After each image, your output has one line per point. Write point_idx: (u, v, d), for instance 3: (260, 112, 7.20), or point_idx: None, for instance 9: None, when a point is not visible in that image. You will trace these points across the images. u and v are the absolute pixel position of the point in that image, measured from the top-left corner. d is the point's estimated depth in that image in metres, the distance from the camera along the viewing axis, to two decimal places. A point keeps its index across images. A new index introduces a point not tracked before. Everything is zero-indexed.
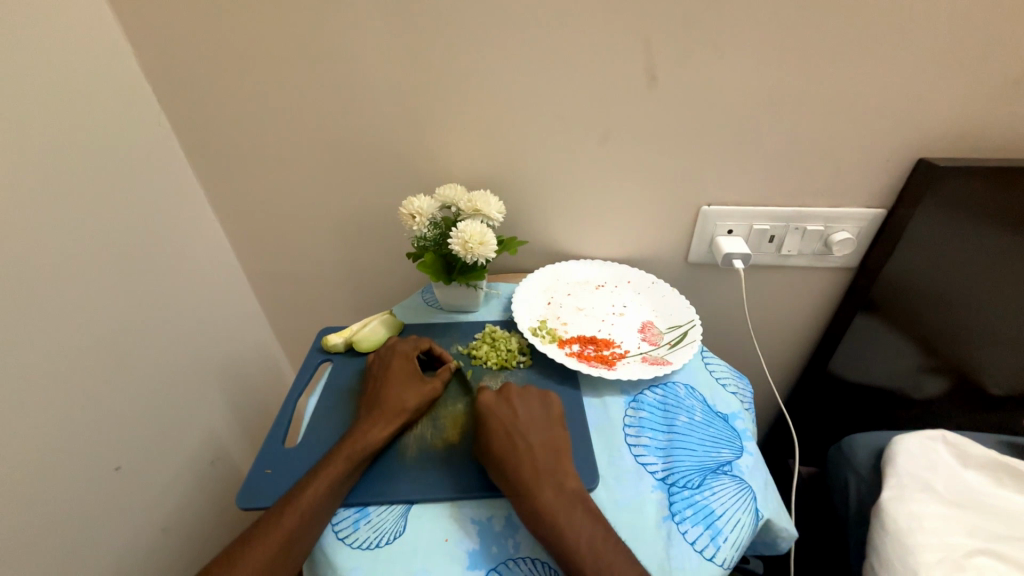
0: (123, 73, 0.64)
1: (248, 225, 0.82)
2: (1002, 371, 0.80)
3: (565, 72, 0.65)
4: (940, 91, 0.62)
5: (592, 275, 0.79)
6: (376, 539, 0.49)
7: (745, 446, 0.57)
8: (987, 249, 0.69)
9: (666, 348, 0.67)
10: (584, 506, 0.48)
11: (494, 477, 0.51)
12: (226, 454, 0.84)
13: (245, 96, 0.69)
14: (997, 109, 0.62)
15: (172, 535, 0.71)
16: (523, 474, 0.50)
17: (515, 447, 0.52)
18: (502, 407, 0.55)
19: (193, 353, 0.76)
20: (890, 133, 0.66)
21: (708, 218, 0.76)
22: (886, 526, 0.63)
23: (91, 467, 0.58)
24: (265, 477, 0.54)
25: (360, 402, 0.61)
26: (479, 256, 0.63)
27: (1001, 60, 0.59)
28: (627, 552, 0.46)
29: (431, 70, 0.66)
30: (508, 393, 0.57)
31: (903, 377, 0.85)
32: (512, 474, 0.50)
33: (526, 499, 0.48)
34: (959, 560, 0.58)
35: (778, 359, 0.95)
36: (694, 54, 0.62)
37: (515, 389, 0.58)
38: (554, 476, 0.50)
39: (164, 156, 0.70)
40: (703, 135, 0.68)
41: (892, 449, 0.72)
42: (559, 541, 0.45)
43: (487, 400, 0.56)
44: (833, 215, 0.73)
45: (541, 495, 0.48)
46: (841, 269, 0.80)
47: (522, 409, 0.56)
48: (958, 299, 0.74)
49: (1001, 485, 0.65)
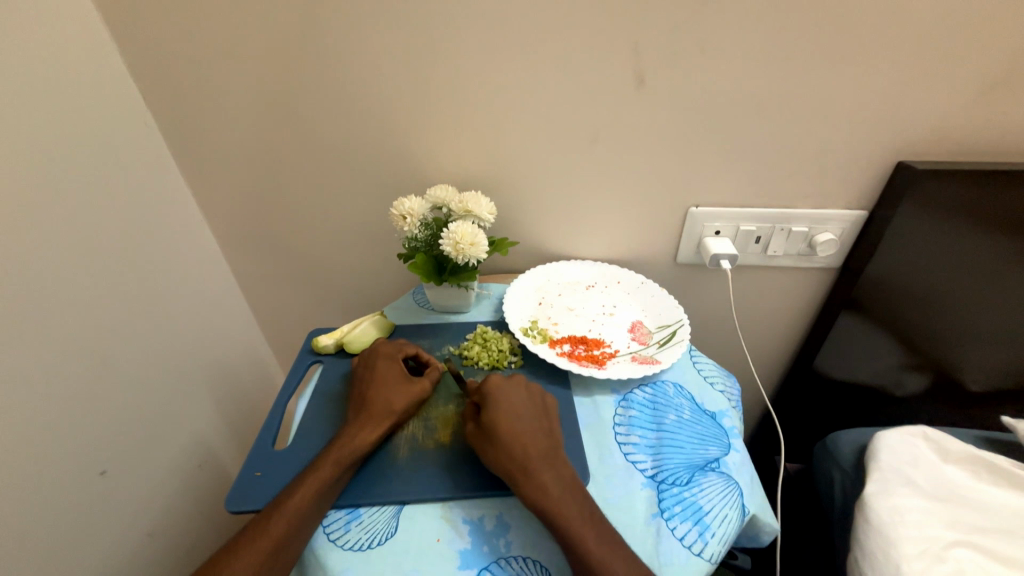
0: (109, 71, 0.63)
1: (237, 226, 0.81)
2: (981, 368, 0.82)
3: (556, 75, 0.66)
4: (917, 97, 0.64)
5: (582, 275, 0.80)
6: (368, 540, 0.49)
7: (732, 443, 0.58)
8: (965, 249, 0.71)
9: (656, 348, 0.68)
10: (581, 499, 0.49)
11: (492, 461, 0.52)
12: (214, 457, 0.83)
13: (233, 95, 0.68)
14: (971, 115, 0.65)
15: (158, 540, 0.70)
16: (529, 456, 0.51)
17: (520, 428, 0.53)
18: (510, 390, 0.57)
19: (181, 355, 0.75)
20: (871, 137, 0.68)
21: (695, 219, 0.77)
22: (869, 519, 0.65)
23: (75, 471, 0.57)
24: (254, 480, 0.54)
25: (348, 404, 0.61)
26: (470, 257, 0.64)
27: (974, 67, 0.61)
28: (617, 542, 0.46)
29: (423, 71, 0.66)
30: (515, 380, 0.58)
31: (885, 374, 0.87)
32: (516, 453, 0.51)
33: (528, 477, 0.49)
34: (939, 552, 0.60)
35: (765, 357, 0.96)
36: (682, 59, 0.63)
37: (521, 380, 0.59)
38: (554, 460, 0.51)
39: (151, 156, 0.69)
40: (692, 138, 0.69)
41: (875, 444, 0.73)
42: (561, 527, 0.46)
43: (496, 381, 0.57)
44: (817, 217, 0.75)
45: (542, 474, 0.49)
46: (825, 270, 0.82)
47: (525, 396, 0.57)
48: (938, 299, 0.76)
49: (978, 478, 0.68)
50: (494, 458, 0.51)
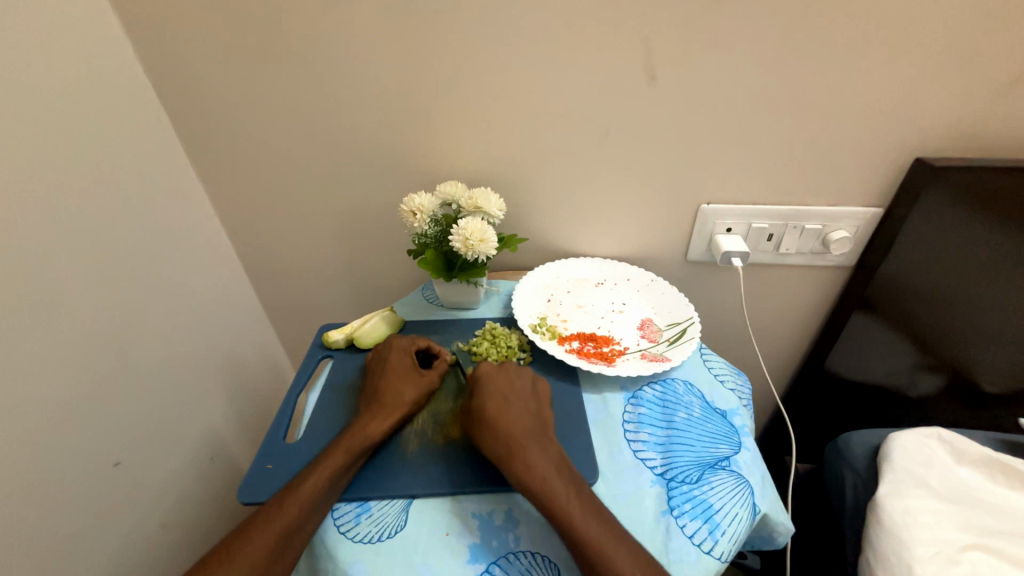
0: (122, 68, 0.64)
1: (248, 222, 0.82)
2: (998, 370, 0.81)
3: (566, 70, 0.65)
4: (935, 92, 0.63)
5: (591, 272, 0.80)
6: (377, 533, 0.49)
7: (743, 442, 0.58)
8: (984, 247, 0.70)
9: (666, 346, 0.68)
10: (586, 498, 0.47)
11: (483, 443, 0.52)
12: (226, 450, 0.84)
13: (243, 91, 0.68)
14: (992, 109, 0.63)
15: (171, 531, 0.71)
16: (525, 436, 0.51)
17: (510, 410, 0.53)
18: (503, 376, 0.58)
19: (193, 349, 0.76)
20: (886, 134, 0.66)
21: (707, 216, 0.76)
22: (881, 521, 0.64)
23: (89, 463, 0.58)
24: (267, 472, 0.55)
25: (359, 397, 0.61)
26: (479, 253, 0.64)
27: (997, 60, 0.60)
28: (628, 543, 0.45)
29: (432, 66, 0.66)
30: (507, 366, 0.59)
31: (899, 375, 0.86)
32: (505, 434, 0.51)
33: (516, 455, 0.50)
34: (954, 555, 0.59)
35: (776, 356, 0.95)
36: (693, 53, 0.62)
37: (515, 365, 0.60)
38: (543, 442, 0.52)
39: (164, 154, 0.71)
40: (704, 133, 0.69)
41: (887, 445, 0.72)
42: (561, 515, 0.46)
43: (488, 369, 0.58)
44: (831, 214, 0.74)
45: (529, 452, 0.50)
46: (839, 269, 0.81)
47: (518, 382, 0.58)
48: (954, 298, 0.75)
49: (994, 481, 0.67)
50: (490, 441, 0.51)
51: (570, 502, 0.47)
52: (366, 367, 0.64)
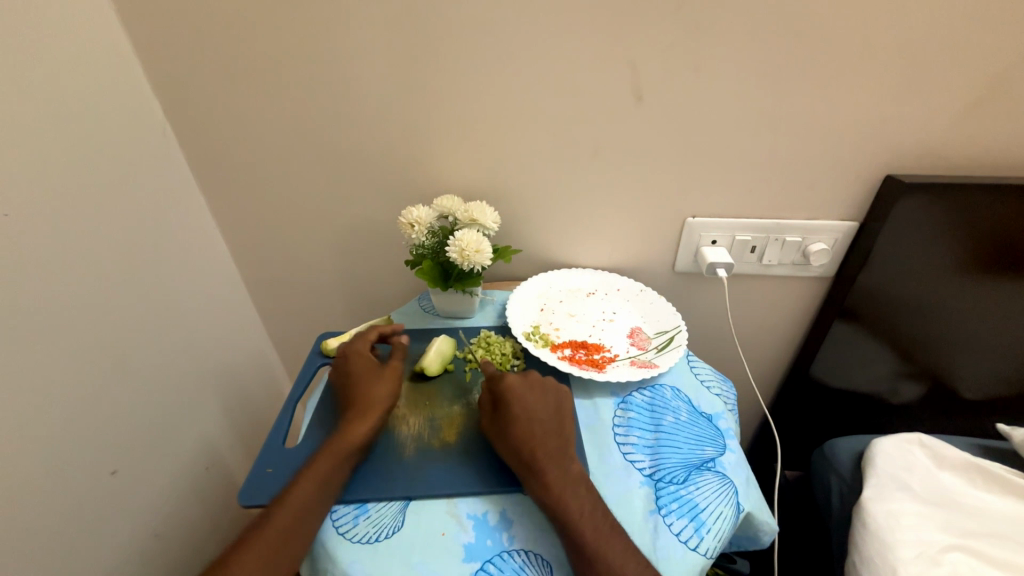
0: (129, 88, 0.67)
1: (249, 233, 0.84)
2: (973, 376, 0.85)
3: (556, 92, 0.70)
4: (897, 114, 0.68)
5: (583, 283, 0.83)
6: (375, 534, 0.51)
7: (727, 444, 0.61)
8: (952, 258, 0.74)
9: (654, 353, 0.70)
10: (600, 514, 0.50)
11: (508, 459, 0.54)
12: (220, 460, 0.85)
13: (249, 109, 0.72)
14: (949, 131, 0.68)
15: (164, 541, 0.72)
16: (538, 453, 0.53)
17: (533, 431, 0.54)
18: (528, 392, 0.58)
19: (191, 358, 0.78)
20: (853, 154, 0.71)
21: (693, 229, 0.80)
22: (867, 523, 0.66)
23: (86, 471, 0.59)
24: (266, 476, 0.56)
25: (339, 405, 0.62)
26: (475, 263, 0.67)
27: (950, 86, 0.65)
28: (627, 547, 0.48)
29: (431, 86, 0.70)
30: (532, 380, 0.59)
31: (881, 382, 0.89)
32: (525, 455, 0.53)
33: (535, 477, 0.52)
34: (935, 555, 0.61)
35: (762, 364, 0.98)
36: (673, 77, 0.67)
37: (538, 377, 0.60)
38: (559, 459, 0.53)
39: (168, 168, 0.74)
40: (686, 150, 0.73)
41: (871, 450, 0.75)
42: (573, 534, 0.48)
43: (515, 385, 0.58)
44: (809, 228, 0.78)
45: (549, 473, 0.52)
46: (818, 279, 0.85)
47: (538, 398, 0.58)
48: (928, 307, 0.79)
49: (973, 485, 0.70)
50: (512, 458, 0.54)
51: (584, 519, 0.49)
52: (331, 377, 0.65)
